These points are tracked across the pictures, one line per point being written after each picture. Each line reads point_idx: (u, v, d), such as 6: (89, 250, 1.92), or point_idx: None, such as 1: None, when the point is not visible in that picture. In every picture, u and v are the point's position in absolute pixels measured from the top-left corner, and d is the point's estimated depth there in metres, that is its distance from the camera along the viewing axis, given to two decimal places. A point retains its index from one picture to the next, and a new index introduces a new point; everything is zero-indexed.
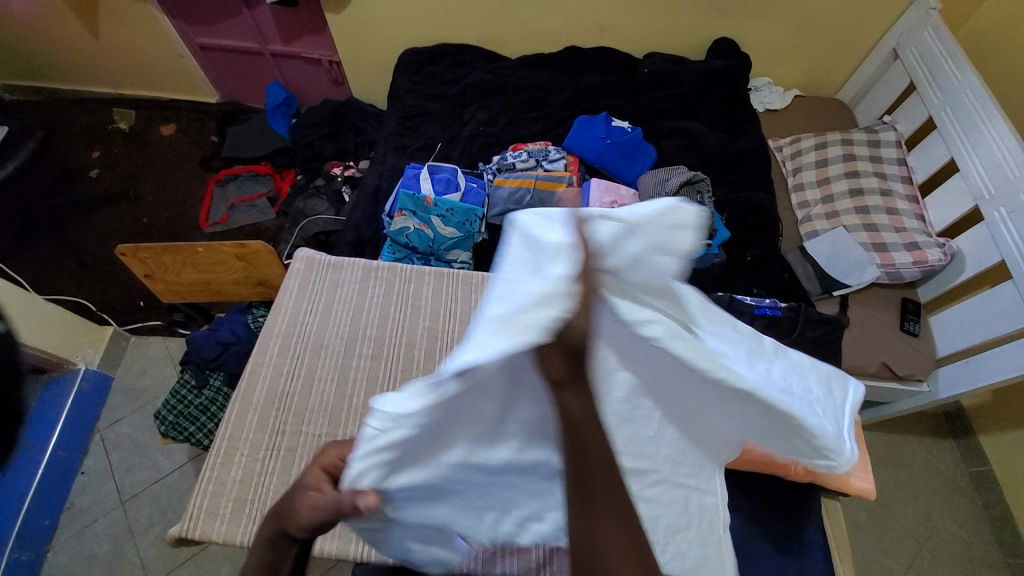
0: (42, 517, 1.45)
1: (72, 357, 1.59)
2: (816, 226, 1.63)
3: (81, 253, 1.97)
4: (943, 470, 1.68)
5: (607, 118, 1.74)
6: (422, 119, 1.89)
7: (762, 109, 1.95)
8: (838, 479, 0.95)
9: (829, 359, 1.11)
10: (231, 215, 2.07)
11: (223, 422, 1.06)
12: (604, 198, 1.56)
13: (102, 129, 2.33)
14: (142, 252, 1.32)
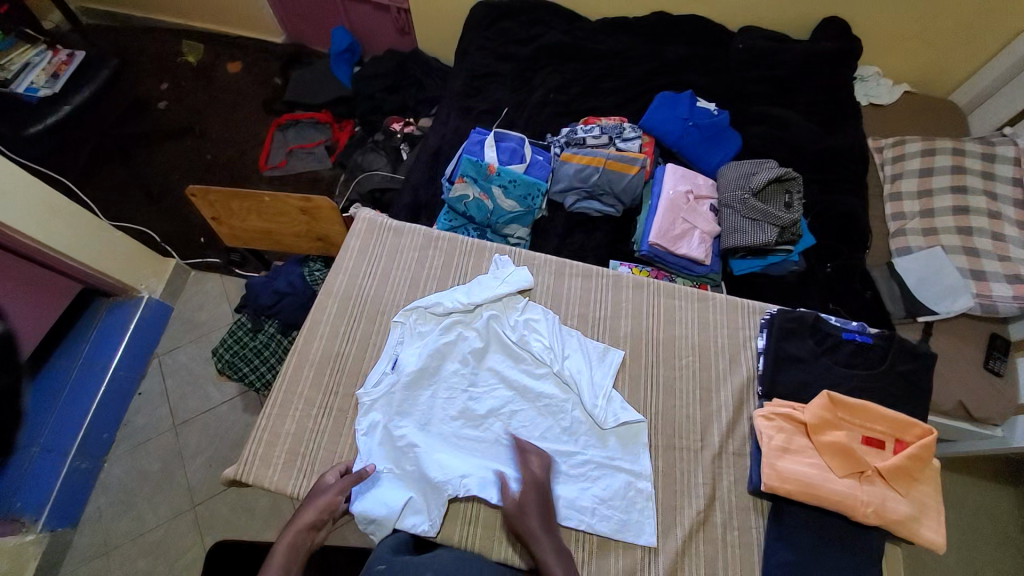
0: (102, 430, 1.54)
1: (136, 285, 1.64)
2: (910, 242, 1.46)
3: (148, 183, 2.02)
4: (1003, 520, 1.54)
5: (693, 98, 1.60)
6: (489, 79, 1.79)
7: (865, 102, 1.75)
8: (909, 530, 0.87)
9: (917, 398, 0.99)
10: (290, 160, 2.06)
11: (280, 374, 1.08)
12: (679, 186, 1.45)
13: (172, 61, 2.34)
14: (211, 196, 1.33)
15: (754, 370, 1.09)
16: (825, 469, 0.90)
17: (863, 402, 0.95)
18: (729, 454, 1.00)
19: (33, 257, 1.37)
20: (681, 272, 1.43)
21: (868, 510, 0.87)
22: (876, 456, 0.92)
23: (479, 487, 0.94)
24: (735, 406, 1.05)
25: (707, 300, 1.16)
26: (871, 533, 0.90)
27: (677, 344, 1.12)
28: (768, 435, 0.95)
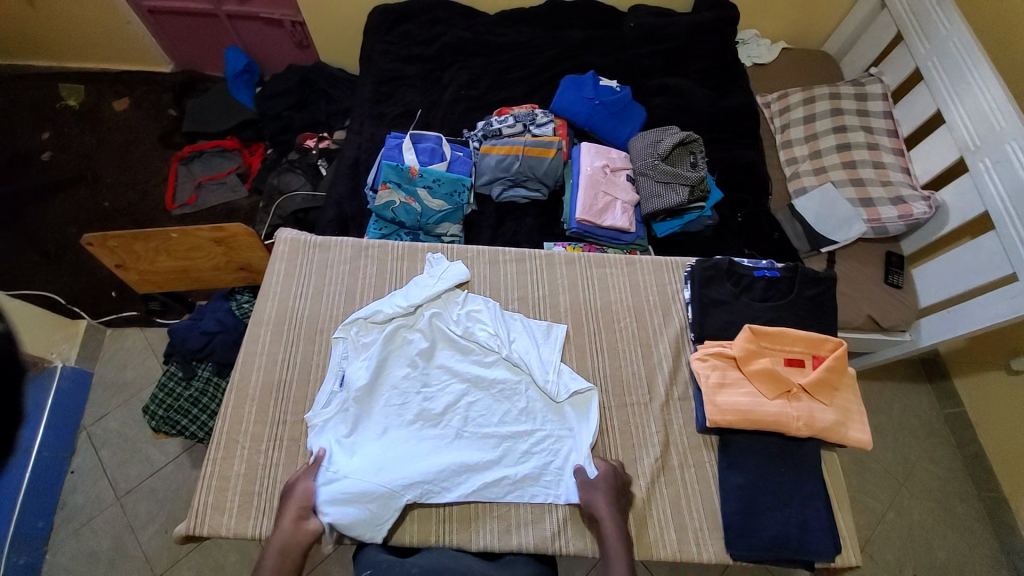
0: (36, 519, 1.41)
1: (48, 354, 1.51)
2: (805, 183, 1.61)
3: (42, 242, 1.85)
4: (921, 414, 1.74)
5: (595, 77, 1.68)
6: (398, 83, 1.78)
7: (749, 62, 1.90)
8: (837, 434, 0.98)
9: (826, 319, 1.11)
10: (200, 195, 1.95)
11: (221, 414, 1.03)
12: (596, 162, 1.52)
13: (48, 106, 2.14)
14: (111, 241, 1.23)
15: (686, 321, 1.17)
16: (758, 395, 1.00)
17: (781, 329, 1.05)
18: (676, 401, 1.07)
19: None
20: (611, 243, 1.50)
21: (799, 423, 0.97)
22: (800, 375, 1.03)
23: (449, 483, 0.96)
24: (674, 356, 1.12)
25: (635, 265, 1.23)
26: (807, 444, 1.00)
27: (614, 310, 1.18)
28: (705, 375, 1.02)
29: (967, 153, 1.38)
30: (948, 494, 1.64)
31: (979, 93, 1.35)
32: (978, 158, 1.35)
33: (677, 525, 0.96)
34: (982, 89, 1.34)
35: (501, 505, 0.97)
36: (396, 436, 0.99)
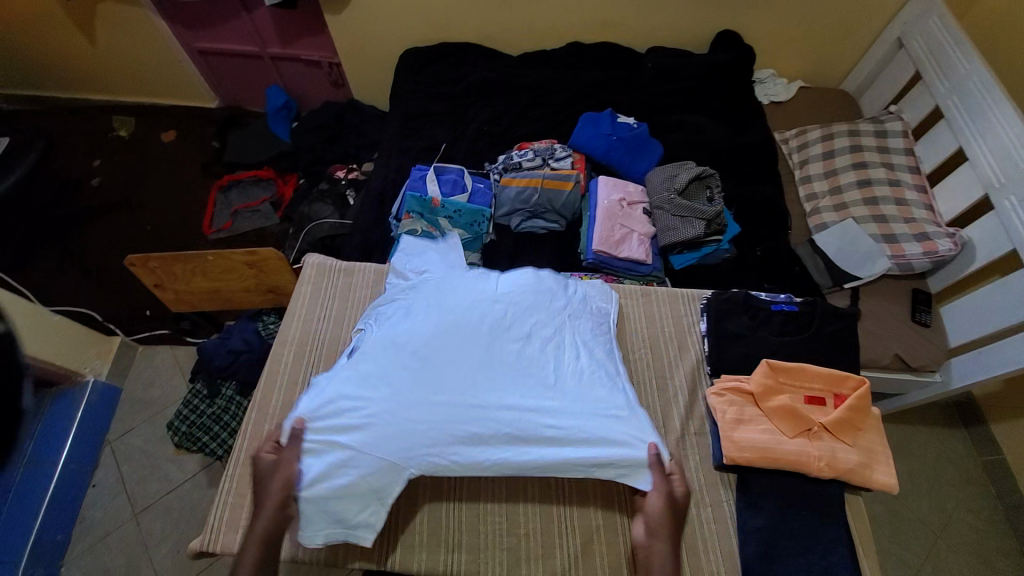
0: (55, 531, 1.44)
1: (81, 369, 1.57)
2: (824, 219, 1.61)
3: (86, 263, 1.96)
4: (956, 461, 1.65)
5: (613, 114, 1.73)
6: (425, 119, 1.87)
7: (767, 101, 1.94)
8: (862, 475, 0.95)
9: (849, 355, 1.09)
10: (234, 221, 2.05)
11: (241, 431, 1.06)
12: (613, 195, 1.56)
13: (102, 137, 2.32)
14: (151, 261, 1.31)
15: (702, 353, 1.16)
16: (777, 432, 0.98)
17: (799, 364, 1.03)
18: (691, 435, 1.06)
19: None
20: (628, 274, 1.51)
21: (821, 463, 0.94)
22: (820, 413, 1.00)
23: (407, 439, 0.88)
24: (689, 389, 1.11)
25: (650, 295, 1.24)
26: (832, 484, 0.97)
27: (629, 339, 1.18)
28: (721, 410, 1.01)
29: (992, 190, 1.37)
30: (990, 549, 1.53)
31: (1001, 130, 1.35)
32: (1004, 195, 1.33)
33: (693, 567, 0.93)
34: (1003, 127, 1.34)
35: (510, 536, 0.96)
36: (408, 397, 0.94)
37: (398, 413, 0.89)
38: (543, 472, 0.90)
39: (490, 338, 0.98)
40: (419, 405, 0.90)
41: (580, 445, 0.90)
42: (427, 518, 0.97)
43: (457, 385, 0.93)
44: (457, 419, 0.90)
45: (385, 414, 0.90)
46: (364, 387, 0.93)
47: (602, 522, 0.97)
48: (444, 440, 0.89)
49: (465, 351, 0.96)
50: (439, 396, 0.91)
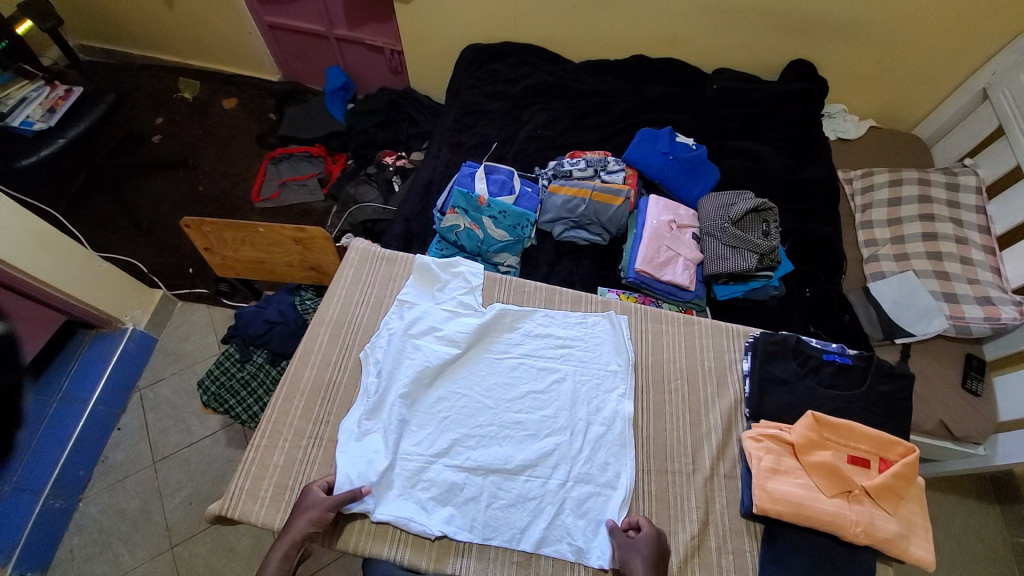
0: (78, 468, 1.48)
1: (121, 315, 1.63)
2: (882, 267, 1.53)
3: (138, 215, 2.03)
4: (987, 540, 1.54)
5: (672, 132, 1.69)
6: (479, 116, 1.87)
7: (834, 137, 1.86)
8: (897, 547, 0.89)
9: (896, 418, 1.03)
10: (282, 193, 2.09)
11: (271, 403, 1.07)
12: (663, 216, 1.52)
13: (167, 96, 2.40)
14: (205, 226, 1.35)
15: (741, 393, 1.12)
16: (814, 489, 0.93)
17: (846, 421, 0.98)
18: (721, 477, 1.02)
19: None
20: (668, 298, 1.47)
21: (857, 528, 0.89)
22: (863, 475, 0.94)
23: (461, 408, 1.03)
24: (724, 428, 1.07)
25: (693, 325, 1.21)
26: (864, 551, 0.91)
27: (666, 367, 1.15)
28: (757, 457, 0.97)
29: None
30: None
31: None
32: None
33: None
34: None
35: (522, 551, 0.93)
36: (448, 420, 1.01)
37: (473, 330, 1.12)
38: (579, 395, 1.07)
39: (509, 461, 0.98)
40: (486, 329, 1.13)
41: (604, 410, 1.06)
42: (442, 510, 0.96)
43: (481, 369, 1.08)
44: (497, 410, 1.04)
45: (453, 335, 1.11)
46: (468, 302, 1.18)
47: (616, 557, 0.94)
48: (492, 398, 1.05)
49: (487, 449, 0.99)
50: (497, 339, 1.14)
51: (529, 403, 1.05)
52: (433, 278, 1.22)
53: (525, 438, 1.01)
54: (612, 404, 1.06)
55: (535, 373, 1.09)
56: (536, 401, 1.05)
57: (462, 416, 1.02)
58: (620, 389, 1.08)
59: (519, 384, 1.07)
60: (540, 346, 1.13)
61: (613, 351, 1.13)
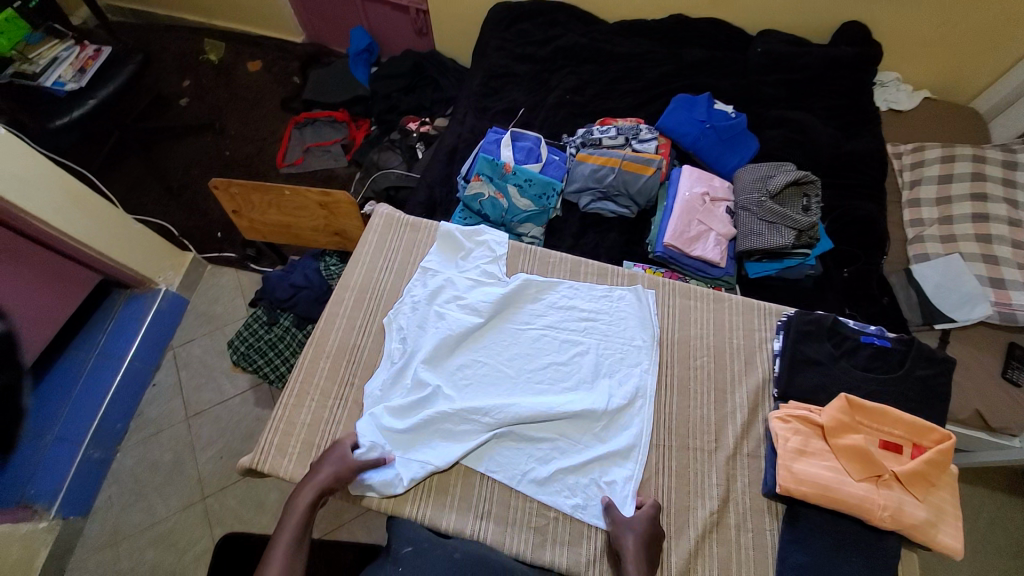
0: (115, 421, 1.57)
1: (154, 276, 1.68)
2: (927, 249, 1.44)
3: (168, 178, 2.06)
4: (1016, 534, 1.48)
5: (710, 100, 1.61)
6: (506, 80, 1.81)
7: (884, 107, 1.73)
8: (924, 535, 0.86)
9: (934, 405, 0.99)
10: (307, 158, 2.08)
11: (298, 364, 1.09)
12: (696, 188, 1.46)
13: (193, 59, 2.39)
14: (232, 188, 1.35)
15: (770, 373, 1.09)
16: (841, 472, 0.90)
17: (881, 405, 0.94)
18: (744, 456, 1.01)
19: (36, 236, 1.35)
20: (696, 274, 1.42)
21: (884, 514, 0.87)
22: (894, 461, 0.92)
23: (480, 376, 1.04)
24: (750, 407, 1.05)
25: (723, 302, 1.17)
26: (889, 537, 0.89)
27: (692, 344, 1.12)
28: (783, 438, 0.95)
29: None
30: None
31: None
32: None
33: None
34: None
35: (540, 516, 0.95)
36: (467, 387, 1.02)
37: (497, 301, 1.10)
38: (599, 368, 1.06)
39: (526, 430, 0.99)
40: (510, 300, 1.12)
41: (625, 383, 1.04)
42: (463, 475, 0.98)
43: (504, 340, 1.08)
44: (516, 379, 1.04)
45: (477, 304, 1.10)
46: (492, 272, 1.17)
47: None
48: (513, 368, 1.05)
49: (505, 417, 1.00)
50: (519, 310, 1.13)
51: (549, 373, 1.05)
52: (458, 246, 1.21)
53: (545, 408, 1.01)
54: (633, 378, 1.05)
55: (557, 345, 1.09)
56: (557, 372, 1.05)
57: (480, 383, 1.03)
58: (643, 364, 1.07)
59: (540, 355, 1.07)
60: (563, 318, 1.12)
61: (638, 327, 1.11)
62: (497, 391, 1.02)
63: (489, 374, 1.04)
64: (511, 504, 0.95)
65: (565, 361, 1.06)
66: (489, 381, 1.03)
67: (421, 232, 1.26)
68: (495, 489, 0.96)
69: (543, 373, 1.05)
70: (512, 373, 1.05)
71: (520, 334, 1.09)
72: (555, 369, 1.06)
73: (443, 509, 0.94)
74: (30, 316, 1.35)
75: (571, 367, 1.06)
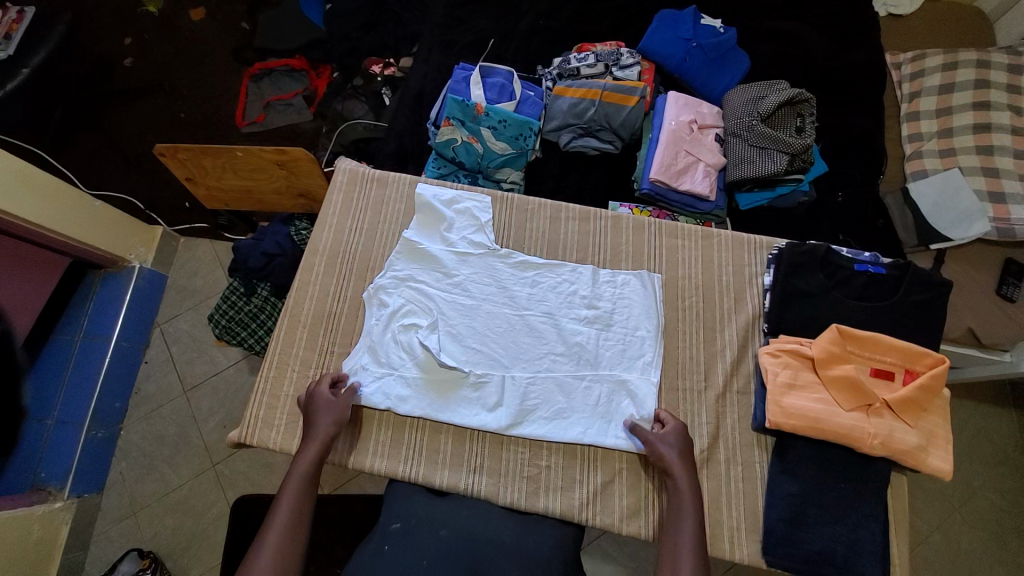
0: (115, 399, 1.56)
1: (127, 255, 1.60)
2: (926, 165, 1.36)
3: (122, 147, 1.90)
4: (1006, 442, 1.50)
5: (697, 15, 1.47)
6: (472, 7, 1.63)
7: (883, 13, 1.57)
8: (912, 457, 0.87)
9: (928, 328, 0.96)
10: (268, 115, 1.92)
11: (274, 336, 1.05)
12: (683, 116, 1.36)
13: (131, 11, 2.11)
14: (181, 153, 1.25)
15: (760, 308, 1.06)
16: (831, 403, 0.90)
17: (873, 333, 0.92)
18: (733, 393, 1.00)
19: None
20: (685, 211, 1.36)
21: (874, 441, 0.87)
22: (884, 389, 0.91)
23: (463, 361, 0.99)
24: (739, 345, 1.03)
25: (712, 238, 1.12)
26: (878, 461, 0.90)
27: (680, 285, 1.08)
28: (773, 373, 0.94)
29: None
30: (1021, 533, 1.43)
31: None
32: None
33: (712, 521, 0.91)
34: None
35: (531, 466, 0.95)
36: (450, 372, 0.98)
37: (484, 273, 1.06)
38: (597, 360, 1.00)
39: (510, 416, 0.95)
40: (504, 280, 1.06)
41: (624, 374, 0.99)
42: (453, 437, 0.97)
43: (496, 319, 1.02)
44: (504, 361, 0.99)
45: (466, 283, 1.05)
46: (479, 242, 1.09)
47: (617, 510, 0.93)
48: (500, 349, 1.00)
49: (489, 404, 0.96)
50: (514, 291, 1.05)
51: (544, 353, 1.00)
52: (439, 218, 1.10)
53: (532, 394, 0.97)
54: (637, 372, 0.99)
55: (553, 333, 1.02)
56: (552, 358, 1.00)
57: (467, 367, 0.98)
58: (647, 356, 1.00)
59: (531, 336, 1.01)
60: (563, 304, 1.04)
61: (643, 315, 1.03)
62: (484, 375, 0.98)
63: (474, 357, 0.99)
64: (502, 461, 0.95)
65: (562, 351, 1.00)
66: (475, 365, 0.99)
67: (395, 184, 1.18)
68: (486, 446, 0.96)
69: (532, 352, 1.00)
70: (498, 355, 1.00)
71: (509, 313, 1.03)
72: (544, 352, 1.00)
73: (436, 469, 0.94)
74: (7, 307, 1.31)
75: (569, 355, 1.00)
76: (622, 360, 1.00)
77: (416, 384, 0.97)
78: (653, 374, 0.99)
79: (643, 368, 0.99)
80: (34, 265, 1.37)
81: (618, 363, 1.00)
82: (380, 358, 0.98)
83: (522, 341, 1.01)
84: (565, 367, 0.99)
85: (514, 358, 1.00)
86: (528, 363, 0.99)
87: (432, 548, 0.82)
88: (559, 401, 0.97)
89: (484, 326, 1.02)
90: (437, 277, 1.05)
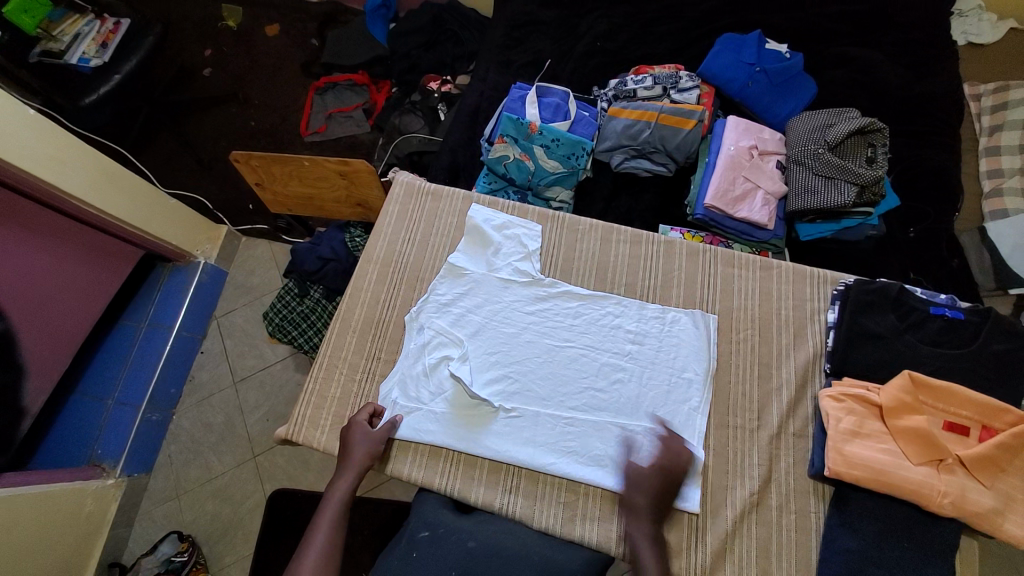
0: (170, 386, 1.64)
1: (193, 250, 1.70)
2: (1007, 204, 1.29)
3: (196, 150, 2.04)
4: None
5: (761, 39, 1.43)
6: (531, 28, 1.66)
7: (962, 42, 1.48)
8: (988, 522, 0.79)
9: (1013, 381, 0.88)
10: (329, 125, 2.02)
11: (325, 338, 1.08)
12: (743, 141, 1.32)
13: (212, 25, 2.28)
14: (253, 160, 1.33)
15: (822, 346, 1.00)
16: (899, 455, 0.83)
17: (949, 384, 0.85)
18: (789, 435, 0.94)
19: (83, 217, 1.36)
20: (740, 238, 1.32)
21: (943, 500, 0.80)
22: (958, 444, 0.83)
23: (506, 382, 0.99)
24: (797, 383, 0.97)
25: (771, 269, 1.07)
26: (949, 522, 0.83)
27: (734, 317, 1.04)
28: (835, 418, 0.88)
29: None
30: None
31: None
32: None
33: (760, 569, 0.86)
34: None
35: (569, 493, 0.93)
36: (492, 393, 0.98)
37: (530, 296, 1.06)
38: (640, 395, 0.97)
39: (549, 443, 0.94)
40: (545, 310, 1.05)
41: (669, 412, 0.95)
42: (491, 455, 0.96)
43: (539, 343, 1.02)
44: (545, 385, 0.98)
45: (511, 304, 1.05)
46: (524, 271, 1.08)
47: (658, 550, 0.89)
48: (541, 374, 0.99)
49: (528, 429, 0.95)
50: (559, 316, 1.04)
51: (587, 381, 0.98)
52: (486, 241, 1.11)
53: (572, 421, 0.95)
54: (683, 416, 0.95)
55: (596, 363, 1.00)
56: (594, 386, 0.98)
57: (508, 389, 0.98)
58: (693, 401, 0.96)
59: (574, 363, 1.00)
60: (606, 337, 1.02)
61: (691, 357, 0.99)
62: (525, 400, 0.97)
63: (516, 379, 0.99)
64: (540, 487, 0.93)
65: (605, 381, 0.98)
66: (516, 387, 0.98)
67: (449, 198, 1.20)
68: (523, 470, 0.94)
69: (574, 379, 0.99)
70: (540, 378, 0.99)
71: (553, 338, 1.02)
72: (587, 381, 0.99)
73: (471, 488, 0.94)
74: (83, 293, 1.39)
75: (612, 384, 0.98)
76: (667, 400, 0.96)
77: (456, 401, 0.97)
78: (699, 421, 0.94)
79: (689, 413, 0.95)
80: (112, 255, 1.46)
81: (663, 401, 0.96)
82: (423, 373, 0.99)
83: (566, 367, 1.00)
84: (608, 396, 0.97)
85: (556, 384, 0.99)
86: (569, 390, 0.98)
87: (462, 555, 0.82)
88: (600, 433, 0.94)
89: (528, 348, 1.02)
90: (484, 295, 1.06)
